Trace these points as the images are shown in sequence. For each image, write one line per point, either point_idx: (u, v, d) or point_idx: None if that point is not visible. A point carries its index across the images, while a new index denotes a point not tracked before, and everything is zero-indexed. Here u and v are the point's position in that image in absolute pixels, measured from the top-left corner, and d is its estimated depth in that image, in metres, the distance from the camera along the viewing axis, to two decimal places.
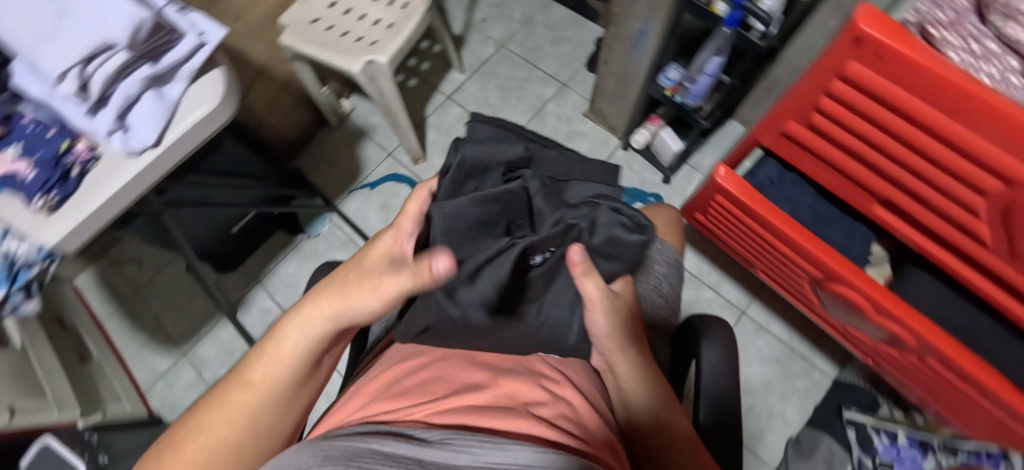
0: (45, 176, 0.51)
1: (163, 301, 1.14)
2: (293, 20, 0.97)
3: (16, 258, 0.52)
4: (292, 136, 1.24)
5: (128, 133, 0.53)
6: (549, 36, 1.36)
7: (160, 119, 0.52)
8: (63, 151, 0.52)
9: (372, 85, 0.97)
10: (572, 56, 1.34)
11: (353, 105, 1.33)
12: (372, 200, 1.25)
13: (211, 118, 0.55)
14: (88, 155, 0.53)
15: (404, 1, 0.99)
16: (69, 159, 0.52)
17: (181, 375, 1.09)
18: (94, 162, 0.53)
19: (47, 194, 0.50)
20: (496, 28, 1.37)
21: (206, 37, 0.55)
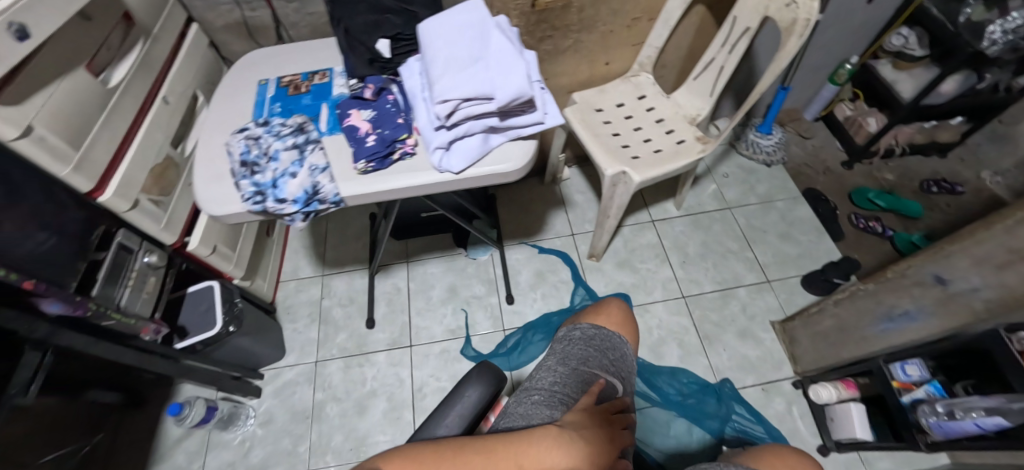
0: (378, 149, 0.77)
1: (338, 232, 1.61)
2: (581, 104, 1.32)
3: (319, 192, 0.75)
4: None
5: (446, 153, 0.76)
6: (660, 111, 1.32)
7: (474, 157, 0.76)
8: (399, 138, 0.78)
9: (610, 188, 1.23)
10: (678, 112, 1.31)
11: (570, 177, 1.68)
12: (530, 260, 1.52)
13: (508, 172, 0.77)
14: (410, 151, 0.78)
15: (670, 128, 1.28)
16: (398, 145, 0.78)
17: (298, 293, 1.49)
18: (411, 155, 0.79)
19: (370, 161, 0.77)
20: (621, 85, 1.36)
21: (545, 120, 0.78)
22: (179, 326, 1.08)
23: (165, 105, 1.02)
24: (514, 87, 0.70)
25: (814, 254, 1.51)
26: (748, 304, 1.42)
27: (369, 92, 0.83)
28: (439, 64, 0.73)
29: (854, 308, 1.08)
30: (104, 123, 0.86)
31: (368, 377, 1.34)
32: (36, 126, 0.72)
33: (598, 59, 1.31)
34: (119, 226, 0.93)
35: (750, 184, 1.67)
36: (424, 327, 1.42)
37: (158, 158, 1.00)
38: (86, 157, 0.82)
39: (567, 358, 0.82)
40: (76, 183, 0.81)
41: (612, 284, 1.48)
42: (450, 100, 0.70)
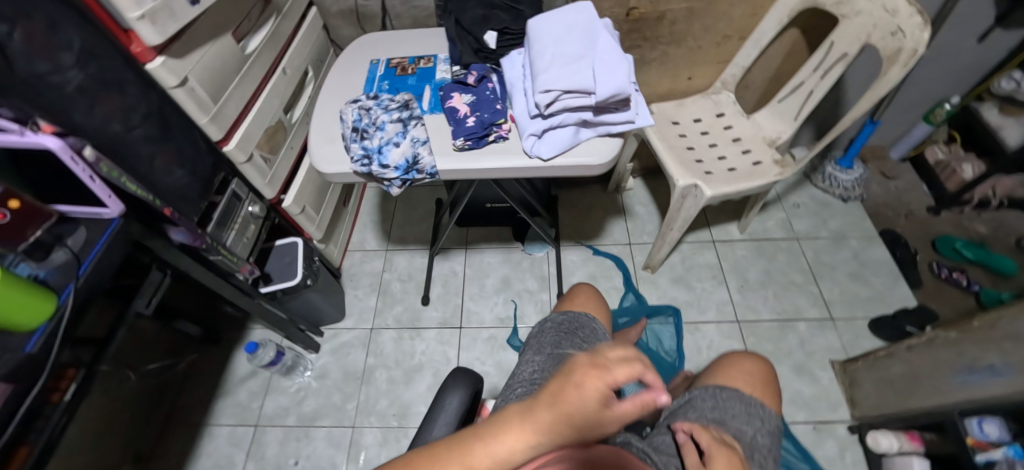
0: (476, 130, 0.84)
1: (405, 212, 1.69)
2: (661, 115, 1.34)
3: (418, 162, 0.83)
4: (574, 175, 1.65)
5: (538, 140, 0.82)
6: (739, 130, 1.32)
7: (565, 147, 0.81)
8: (496, 123, 0.85)
9: (679, 200, 1.23)
10: (757, 133, 1.30)
11: (633, 187, 1.68)
12: (585, 263, 1.53)
13: (594, 165, 0.81)
14: (504, 135, 0.85)
15: (747, 148, 1.28)
16: (494, 128, 0.85)
17: (363, 263, 1.58)
18: (504, 139, 0.85)
19: (467, 140, 0.84)
20: (701, 101, 1.37)
21: (637, 120, 0.82)
22: (265, 273, 1.20)
23: (284, 75, 1.14)
24: (616, 83, 0.75)
25: (885, 299, 1.43)
26: (807, 339, 1.37)
27: (472, 78, 0.90)
28: (542, 58, 0.79)
29: (929, 354, 1.03)
30: (238, 84, 0.99)
31: (418, 350, 1.40)
32: (189, 79, 0.86)
33: (681, 74, 1.33)
34: (235, 176, 1.05)
35: (821, 218, 1.60)
36: (475, 312, 1.46)
37: (272, 121, 1.12)
38: (220, 111, 0.95)
39: (541, 347, 0.81)
40: (208, 131, 0.94)
41: (664, 298, 1.45)
42: (550, 89, 0.76)
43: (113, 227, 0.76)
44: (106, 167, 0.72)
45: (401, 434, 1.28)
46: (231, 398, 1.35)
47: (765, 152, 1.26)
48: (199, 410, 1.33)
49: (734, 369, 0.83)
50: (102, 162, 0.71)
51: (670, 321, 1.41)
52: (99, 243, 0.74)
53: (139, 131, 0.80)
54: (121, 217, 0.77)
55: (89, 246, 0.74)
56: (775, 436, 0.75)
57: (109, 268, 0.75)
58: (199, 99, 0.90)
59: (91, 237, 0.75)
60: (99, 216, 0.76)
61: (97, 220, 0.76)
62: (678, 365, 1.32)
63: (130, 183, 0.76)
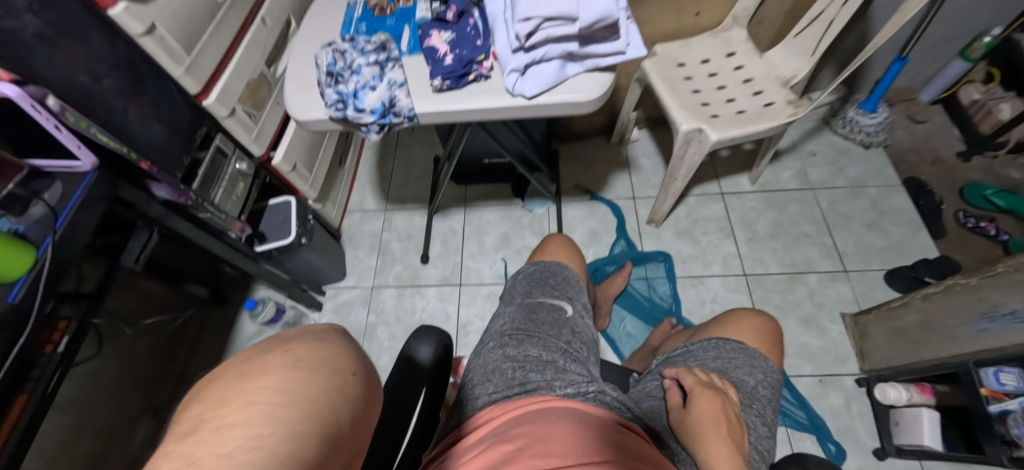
0: (454, 69, 0.78)
1: (403, 170, 1.66)
2: (666, 55, 1.25)
3: (395, 105, 0.79)
4: (574, 127, 1.58)
5: (521, 77, 0.76)
6: (751, 70, 1.22)
7: (549, 83, 0.76)
8: (477, 60, 0.79)
9: (682, 147, 1.16)
10: (770, 72, 1.20)
11: (638, 139, 1.60)
12: (587, 219, 1.49)
13: (581, 103, 0.76)
14: (485, 73, 0.79)
15: (760, 89, 1.19)
16: (475, 67, 0.79)
17: (361, 224, 1.57)
18: (486, 77, 0.79)
19: (445, 80, 0.79)
20: (712, 39, 1.27)
21: (628, 51, 0.75)
22: (260, 232, 1.19)
23: (262, 25, 1.09)
24: (600, 5, 0.68)
25: (904, 249, 1.36)
26: (817, 292, 1.31)
27: (450, 14, 0.84)
28: None
29: (947, 302, 0.98)
30: (212, 34, 0.95)
31: (419, 308, 1.40)
32: (156, 26, 0.82)
33: (687, 9, 1.22)
34: (219, 130, 1.03)
35: (840, 165, 1.50)
36: (475, 269, 1.44)
37: (254, 74, 1.08)
38: (196, 63, 0.92)
39: (512, 299, 0.80)
40: (184, 83, 0.91)
41: (668, 252, 1.40)
42: (530, 16, 0.70)
43: (89, 181, 0.75)
44: (71, 115, 0.70)
45: None
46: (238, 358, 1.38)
47: (777, 92, 1.17)
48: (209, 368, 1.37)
49: (741, 323, 0.79)
50: (68, 111, 0.69)
51: (661, 266, 1.39)
52: (75, 196, 0.73)
53: (109, 82, 0.77)
54: (96, 170, 0.76)
55: (65, 199, 0.73)
56: (775, 390, 0.71)
57: (87, 222, 0.74)
58: (170, 48, 0.86)
59: (67, 192, 0.74)
60: (74, 171, 0.74)
61: (74, 175, 0.75)
62: (668, 308, 1.33)
63: (100, 135, 0.74)
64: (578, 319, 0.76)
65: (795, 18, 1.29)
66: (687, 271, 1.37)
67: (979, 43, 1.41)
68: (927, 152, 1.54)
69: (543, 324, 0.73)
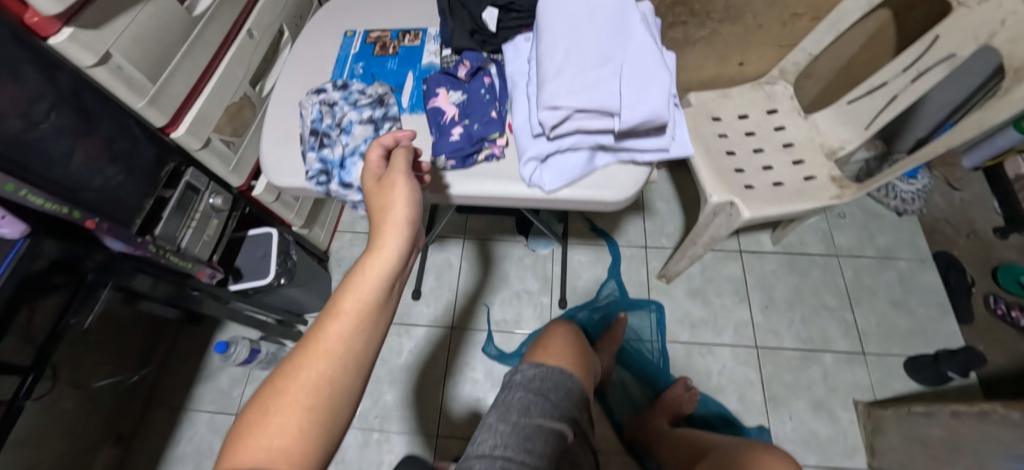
0: (464, 146, 0.65)
1: None
2: (701, 106, 1.13)
3: None
4: None
5: (540, 166, 0.64)
6: (795, 133, 1.09)
7: (573, 177, 0.63)
8: (489, 137, 0.66)
9: (708, 217, 1.06)
10: (815, 138, 1.08)
11: (657, 180, 1.48)
12: (594, 266, 1.38)
13: (607, 202, 0.64)
14: (497, 154, 0.67)
15: (803, 157, 1.06)
16: (487, 145, 0.66)
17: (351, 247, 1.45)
18: (498, 158, 0.67)
19: (451, 159, 0.66)
20: (754, 93, 1.13)
21: (672, 148, 0.62)
22: (236, 267, 1.07)
23: (248, 38, 0.95)
24: (647, 102, 0.55)
25: (928, 335, 1.27)
26: (831, 374, 1.23)
27: (463, 70, 0.71)
28: (551, 59, 0.58)
29: (984, 430, 0.89)
30: (185, 55, 0.81)
31: (406, 350, 1.30)
32: (111, 53, 0.69)
33: (731, 57, 1.09)
34: (190, 163, 0.90)
35: (869, 231, 1.40)
36: (469, 311, 1.34)
37: (236, 96, 0.94)
38: (162, 91, 0.78)
39: (507, 412, 0.75)
40: (147, 115, 0.77)
41: (678, 313, 1.31)
42: (559, 104, 0.56)
43: (18, 250, 0.62)
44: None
45: (383, 438, 1.21)
46: (210, 386, 1.29)
47: (822, 163, 1.05)
48: (177, 395, 1.29)
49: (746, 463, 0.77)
50: None
51: (652, 316, 1.31)
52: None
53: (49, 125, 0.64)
54: (28, 238, 0.63)
55: None
56: None
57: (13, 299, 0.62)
58: (129, 79, 0.72)
59: None
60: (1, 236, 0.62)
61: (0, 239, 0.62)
62: (668, 371, 1.24)
63: (35, 199, 0.62)
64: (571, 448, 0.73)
65: (848, 76, 1.16)
66: (696, 336, 1.28)
67: None
68: (964, 224, 1.43)
69: (539, 456, 0.69)
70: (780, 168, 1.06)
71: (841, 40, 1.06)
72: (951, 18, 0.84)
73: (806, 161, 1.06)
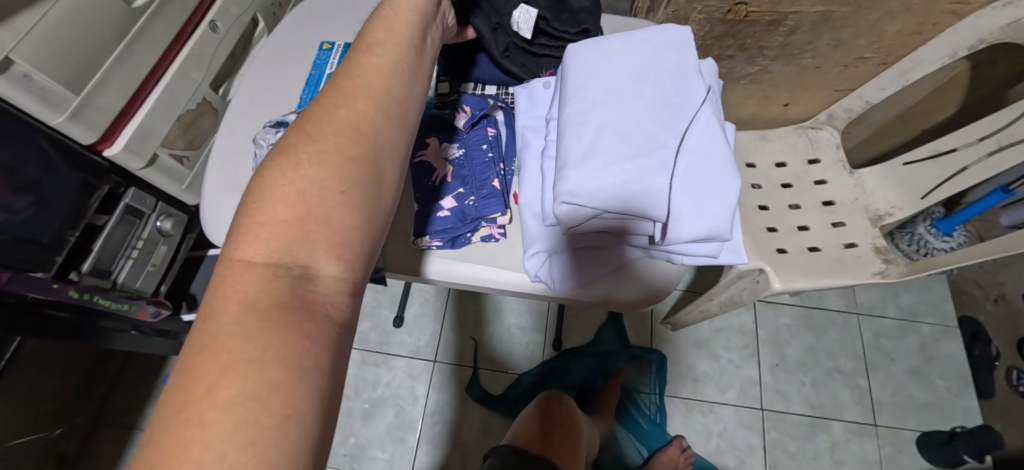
0: (454, 225, 0.54)
1: None
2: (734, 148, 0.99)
3: None
4: None
5: (550, 258, 0.52)
6: (839, 188, 0.96)
7: (587, 276, 0.52)
8: (488, 215, 0.54)
9: (730, 278, 0.94)
10: (859, 198, 0.94)
11: None
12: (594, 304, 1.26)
13: (623, 303, 0.54)
14: (497, 235, 0.55)
15: (845, 220, 0.93)
16: (485, 223, 0.55)
17: None
18: (499, 238, 0.56)
19: (437, 238, 0.54)
20: (796, 138, 0.99)
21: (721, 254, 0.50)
22: (191, 293, 0.94)
23: (211, 32, 0.78)
24: (696, 215, 0.43)
25: (945, 410, 1.18)
26: (839, 446, 1.14)
27: (462, 118, 0.57)
28: (581, 136, 0.45)
29: None
30: (123, 55, 0.65)
31: (383, 383, 1.19)
32: (13, 60, 0.53)
33: (776, 97, 0.95)
34: (133, 184, 0.75)
35: (894, 289, 1.29)
36: (455, 344, 1.22)
37: (192, 102, 0.79)
38: (89, 102, 0.62)
39: None
40: (71, 132, 0.62)
41: (681, 365, 1.20)
42: (585, 203, 0.43)
43: None
44: None
45: None
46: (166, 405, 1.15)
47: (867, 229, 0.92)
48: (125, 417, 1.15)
49: None
50: None
51: (653, 365, 1.20)
52: None
53: None
54: None
55: None
56: None
57: None
58: (44, 91, 0.57)
59: None
60: None
61: None
62: (664, 429, 1.15)
63: None
64: None
65: (901, 125, 1.02)
66: (698, 391, 1.18)
67: None
68: None
69: None
70: (819, 231, 0.92)
71: (905, 89, 0.92)
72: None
73: (849, 225, 0.93)
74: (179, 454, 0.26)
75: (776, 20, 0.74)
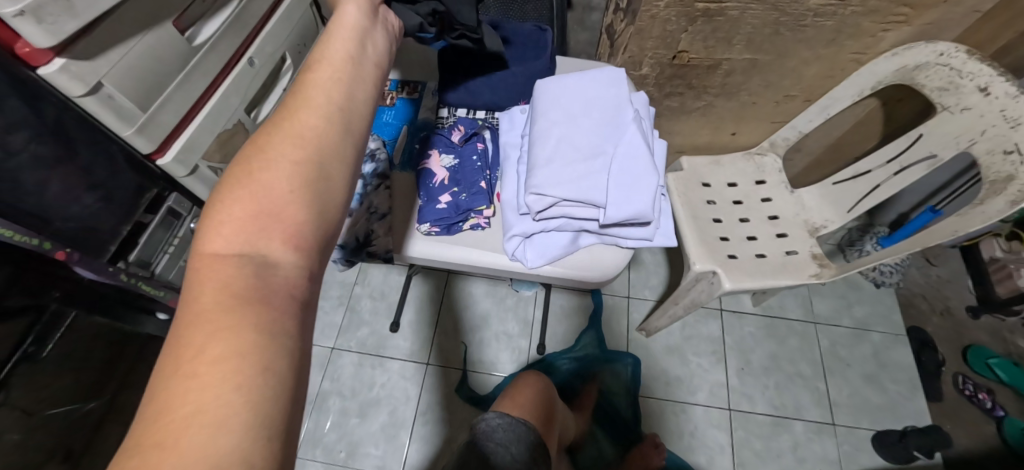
0: (449, 215, 0.67)
1: None
2: (693, 170, 1.14)
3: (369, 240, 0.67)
4: None
5: (524, 242, 0.65)
6: (782, 205, 1.11)
7: (555, 256, 0.64)
8: (476, 208, 0.68)
9: (691, 282, 1.07)
10: (800, 214, 1.09)
11: None
12: (576, 312, 1.38)
13: (586, 282, 0.65)
14: (483, 224, 0.68)
15: (787, 233, 1.08)
16: (473, 214, 0.68)
17: (335, 272, 1.43)
18: (484, 227, 0.69)
19: (434, 225, 0.67)
20: (743, 162, 1.15)
21: (655, 238, 0.63)
22: None
23: (249, 66, 0.94)
24: (632, 200, 0.57)
25: (897, 411, 1.29)
26: (801, 444, 1.24)
27: (457, 135, 0.72)
28: (543, 143, 0.60)
29: None
30: (183, 83, 0.80)
31: (380, 383, 1.29)
32: (104, 84, 0.68)
33: (724, 127, 1.11)
34: (172, 189, 0.88)
35: (847, 302, 1.42)
36: (445, 347, 1.33)
37: (229, 123, 0.94)
38: (152, 118, 0.77)
39: (468, 463, 0.76)
40: (136, 143, 0.76)
41: (652, 368, 1.31)
42: (547, 192, 0.57)
43: None
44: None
45: None
46: None
47: (805, 238, 1.06)
48: None
49: None
50: None
51: (627, 370, 1.31)
52: None
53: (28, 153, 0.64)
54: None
55: None
56: None
57: None
58: (120, 109, 0.71)
59: None
60: None
61: None
62: (639, 428, 1.24)
63: (7, 230, 0.61)
64: None
65: (835, 153, 1.19)
66: (671, 394, 1.28)
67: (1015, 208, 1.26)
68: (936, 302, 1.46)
69: None
70: (764, 241, 1.07)
71: (832, 122, 1.09)
72: (937, 121, 0.87)
73: (791, 237, 1.07)
74: (178, 402, 0.30)
75: (712, 63, 0.91)
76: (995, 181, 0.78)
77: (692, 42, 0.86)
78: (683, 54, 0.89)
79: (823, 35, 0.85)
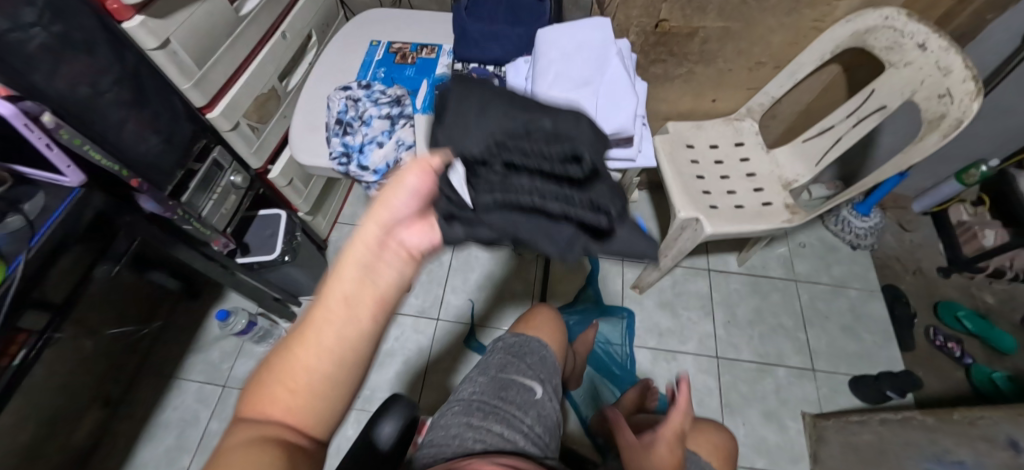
0: None
1: None
2: (677, 134, 1.27)
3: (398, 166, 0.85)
4: None
5: None
6: (758, 162, 1.23)
7: None
8: None
9: (677, 231, 1.18)
10: (774, 170, 1.21)
11: (638, 200, 1.60)
12: (574, 272, 1.49)
13: None
14: None
15: (763, 186, 1.20)
16: None
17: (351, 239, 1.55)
18: None
19: None
20: (722, 126, 1.28)
21: (638, 158, 0.75)
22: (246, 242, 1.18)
23: (282, 38, 1.07)
24: (616, 118, 0.69)
25: (871, 358, 1.39)
26: (783, 387, 1.34)
27: None
28: (543, 77, 0.72)
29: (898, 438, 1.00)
30: (230, 47, 0.93)
31: (395, 336, 1.40)
32: (171, 41, 0.80)
33: (705, 94, 1.24)
34: (216, 143, 1.00)
35: (825, 262, 1.53)
36: (454, 304, 1.44)
37: (265, 88, 1.06)
38: (206, 75, 0.90)
39: (488, 368, 0.88)
40: (190, 96, 0.88)
41: (645, 321, 1.42)
42: None
43: (73, 198, 0.74)
44: (68, 133, 0.69)
45: (363, 417, 1.29)
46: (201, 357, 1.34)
47: (778, 190, 1.19)
48: (168, 365, 1.33)
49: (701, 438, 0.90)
50: (63, 129, 0.69)
51: (622, 322, 1.42)
52: (56, 213, 0.73)
53: (111, 95, 0.76)
54: (82, 187, 0.76)
55: (46, 215, 0.72)
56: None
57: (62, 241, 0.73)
58: (182, 63, 0.84)
59: (49, 207, 0.73)
60: (59, 185, 0.74)
61: (57, 189, 0.74)
62: (634, 373, 1.35)
63: (94, 151, 0.73)
64: (543, 404, 0.84)
65: (807, 119, 1.31)
66: (662, 344, 1.39)
67: (976, 169, 1.36)
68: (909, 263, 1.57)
69: (503, 402, 0.80)
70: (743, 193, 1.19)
71: (801, 87, 1.21)
72: (886, 77, 1.00)
73: (766, 189, 1.19)
74: None
75: (689, 31, 1.04)
76: (933, 122, 0.90)
77: (670, 10, 0.98)
78: (663, 22, 1.02)
79: (783, 5, 0.98)
